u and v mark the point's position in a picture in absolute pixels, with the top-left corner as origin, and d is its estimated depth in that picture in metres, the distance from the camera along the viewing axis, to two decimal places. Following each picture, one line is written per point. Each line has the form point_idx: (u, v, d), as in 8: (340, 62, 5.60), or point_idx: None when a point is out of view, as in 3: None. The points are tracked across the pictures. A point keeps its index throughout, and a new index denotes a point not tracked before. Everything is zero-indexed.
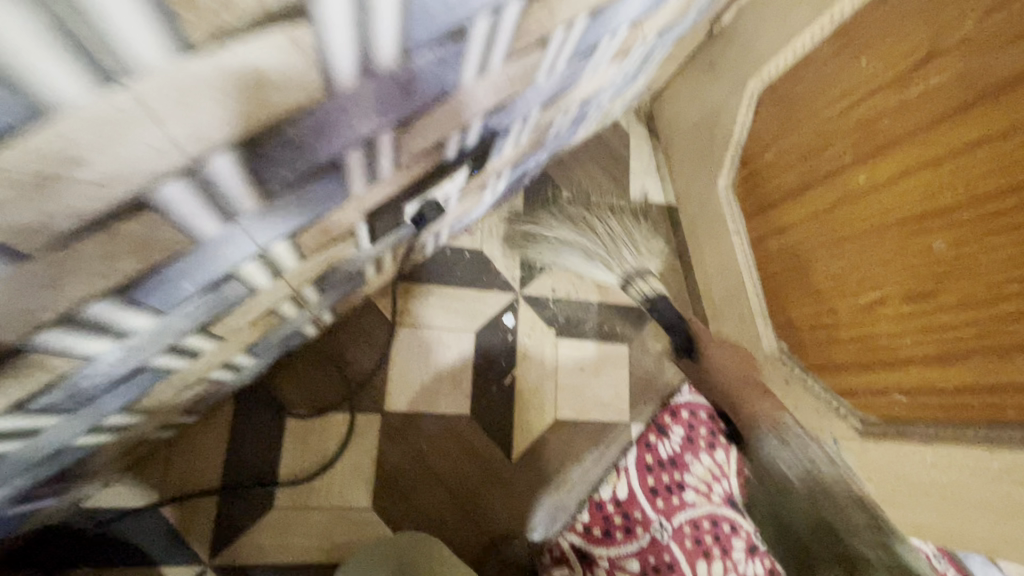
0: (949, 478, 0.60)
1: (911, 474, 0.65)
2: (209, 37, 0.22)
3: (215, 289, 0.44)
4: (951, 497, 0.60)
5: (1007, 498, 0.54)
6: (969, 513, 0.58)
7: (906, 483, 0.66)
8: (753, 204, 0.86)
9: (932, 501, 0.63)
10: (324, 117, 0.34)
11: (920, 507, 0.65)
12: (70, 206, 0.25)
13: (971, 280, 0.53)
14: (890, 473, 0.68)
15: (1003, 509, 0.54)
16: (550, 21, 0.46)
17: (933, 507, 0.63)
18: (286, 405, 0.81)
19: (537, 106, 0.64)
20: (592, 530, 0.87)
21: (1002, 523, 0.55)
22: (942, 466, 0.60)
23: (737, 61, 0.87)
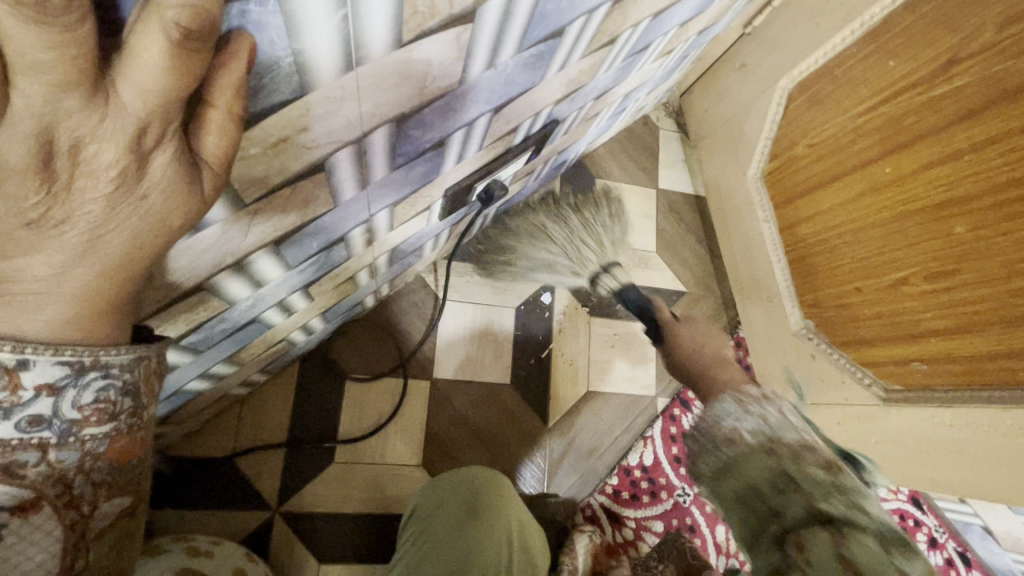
0: (963, 436, 0.67)
1: (927, 434, 0.72)
2: (414, 34, 0.29)
3: (328, 250, 0.51)
4: (964, 454, 0.67)
5: (1016, 451, 0.61)
6: (979, 467, 0.66)
7: (921, 445, 0.74)
8: (780, 194, 0.92)
9: (946, 458, 0.70)
10: (453, 100, 0.40)
11: (933, 466, 0.73)
12: (285, 164, 0.31)
13: (989, 261, 0.61)
14: (908, 436, 0.75)
15: (1013, 460, 0.62)
16: (622, 23, 0.52)
17: (944, 464, 0.71)
18: (345, 369, 0.88)
19: (592, 98, 0.71)
20: (621, 492, 0.94)
21: (1012, 474, 0.62)
22: (957, 425, 0.68)
23: (767, 61, 0.94)
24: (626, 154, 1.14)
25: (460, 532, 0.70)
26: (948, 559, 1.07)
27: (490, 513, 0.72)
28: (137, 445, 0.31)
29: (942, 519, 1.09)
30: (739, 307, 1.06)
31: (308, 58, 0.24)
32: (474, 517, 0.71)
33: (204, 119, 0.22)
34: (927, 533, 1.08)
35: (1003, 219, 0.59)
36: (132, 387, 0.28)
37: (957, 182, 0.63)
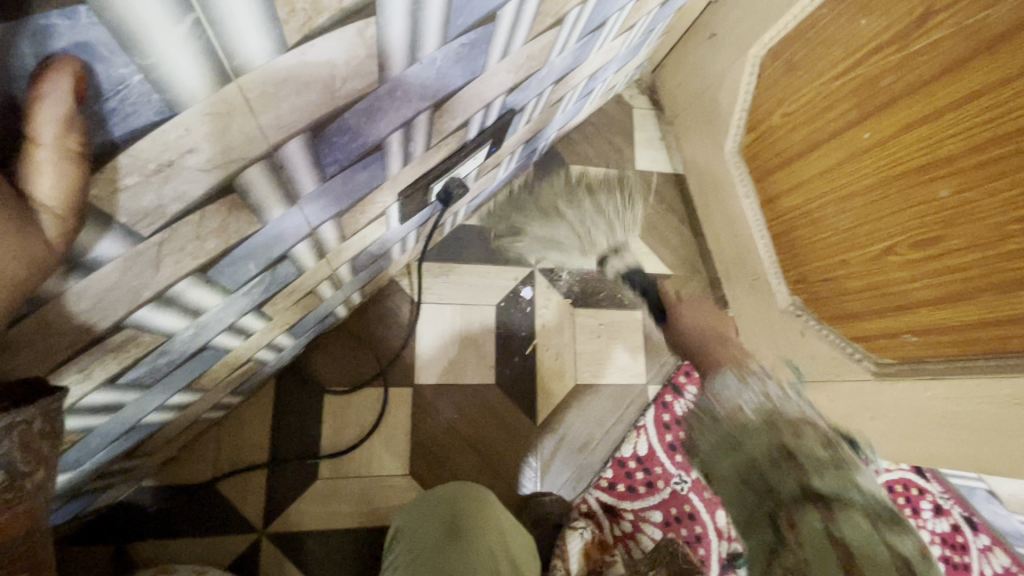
0: (961, 408, 0.65)
1: (923, 406, 0.69)
2: (301, 35, 0.26)
3: (272, 268, 0.48)
4: (962, 424, 0.65)
5: (1015, 420, 0.59)
6: (978, 438, 0.64)
7: (917, 418, 0.71)
8: (760, 167, 0.89)
9: (945, 430, 0.68)
10: (377, 102, 0.37)
11: (931, 438, 0.70)
12: (178, 190, 0.28)
13: (976, 220, 0.58)
14: (906, 408, 0.72)
15: (1012, 429, 0.59)
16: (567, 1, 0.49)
17: (943, 436, 0.68)
18: (323, 382, 0.85)
19: (549, 83, 0.67)
20: (617, 485, 0.92)
21: (1009, 442, 0.60)
22: (953, 394, 0.65)
23: (736, 29, 0.90)
24: (601, 136, 1.10)
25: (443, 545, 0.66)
26: (954, 525, 1.06)
27: (476, 526, 0.69)
28: (17, 520, 0.29)
29: (946, 487, 1.08)
30: (727, 286, 1.03)
31: (164, 75, 0.22)
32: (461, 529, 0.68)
33: (33, 160, 0.21)
34: (932, 501, 1.07)
35: (989, 177, 0.56)
36: (3, 460, 0.27)
37: (939, 141, 0.60)
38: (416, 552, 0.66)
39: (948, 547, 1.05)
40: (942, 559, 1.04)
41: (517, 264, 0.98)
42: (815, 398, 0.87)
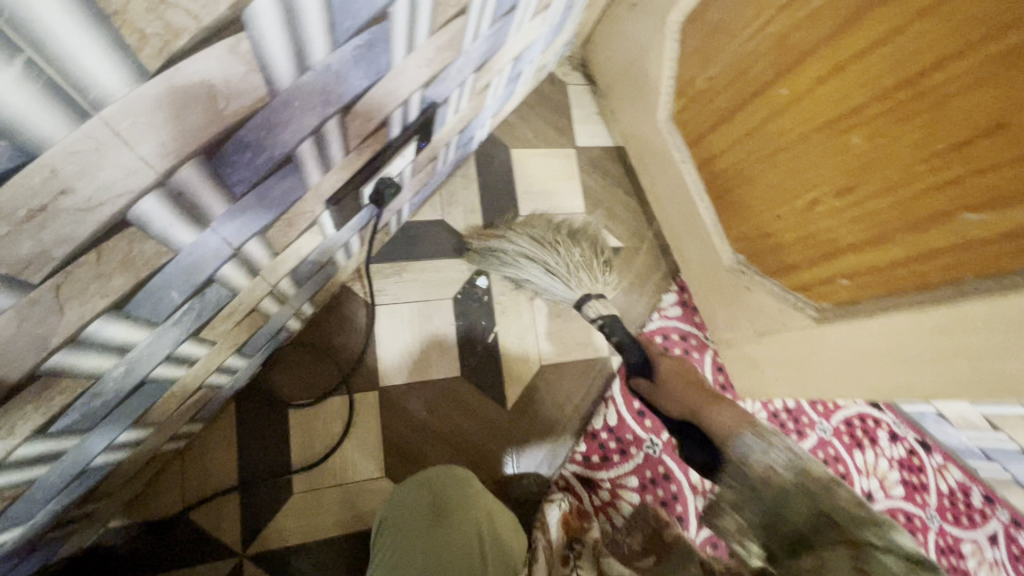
0: (892, 342, 0.67)
1: (859, 344, 0.72)
2: (162, 60, 0.25)
3: (200, 294, 0.47)
4: (893, 357, 0.68)
5: (940, 347, 0.61)
6: (909, 368, 0.66)
7: (855, 356, 0.73)
8: (693, 132, 0.91)
9: (877, 364, 0.70)
10: (272, 116, 0.36)
11: (868, 374, 0.72)
12: (62, 233, 0.27)
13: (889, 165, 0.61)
14: (845, 349, 0.74)
15: (937, 356, 0.62)
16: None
17: (876, 369, 0.71)
18: (285, 397, 0.84)
19: (470, 71, 0.66)
20: (591, 458, 0.95)
21: (936, 368, 0.63)
22: (878, 332, 0.68)
23: None
24: (539, 117, 1.09)
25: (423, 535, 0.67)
26: (909, 448, 1.13)
27: (453, 505, 0.70)
28: None
29: (899, 414, 1.15)
30: (677, 251, 1.06)
31: (11, 115, 0.21)
32: (447, 516, 0.69)
33: None
34: (887, 429, 1.14)
35: (896, 122, 0.58)
36: None
37: (848, 95, 0.62)
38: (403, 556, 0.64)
39: (906, 470, 1.12)
40: (902, 481, 1.11)
41: (470, 254, 0.98)
42: (765, 348, 0.89)
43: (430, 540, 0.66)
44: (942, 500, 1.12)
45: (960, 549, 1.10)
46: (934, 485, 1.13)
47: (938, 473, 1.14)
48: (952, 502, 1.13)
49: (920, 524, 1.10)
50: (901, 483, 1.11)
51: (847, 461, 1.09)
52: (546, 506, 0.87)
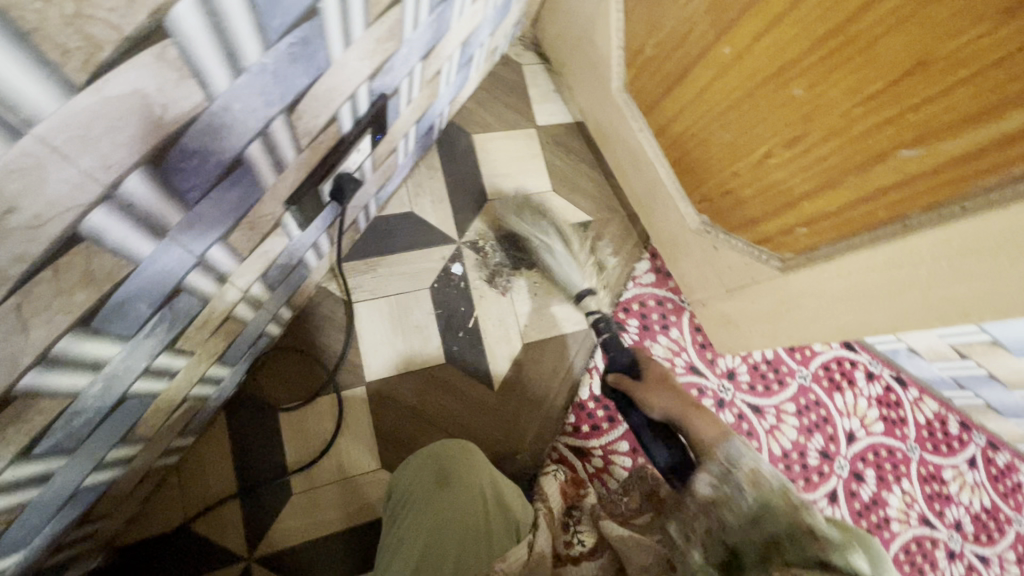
0: (852, 282, 0.70)
1: (822, 288, 0.75)
2: (88, 73, 0.26)
3: (168, 305, 0.47)
4: (853, 296, 0.71)
5: (895, 280, 0.64)
6: (870, 305, 0.69)
7: (819, 300, 0.76)
8: (647, 100, 0.92)
9: (840, 304, 0.73)
10: (214, 120, 0.37)
11: (834, 316, 0.75)
12: (14, 252, 0.28)
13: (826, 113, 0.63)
14: (810, 294, 0.77)
15: (893, 290, 0.65)
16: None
17: (840, 310, 0.74)
18: (273, 402, 0.85)
19: (417, 59, 0.67)
20: (581, 428, 0.97)
21: (893, 302, 0.66)
22: (840, 274, 0.71)
23: None
24: (498, 100, 1.10)
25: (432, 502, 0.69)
26: (886, 385, 1.18)
27: (460, 471, 0.72)
28: None
29: (874, 354, 1.19)
30: (645, 219, 1.08)
31: None
32: (449, 483, 0.71)
33: None
34: (864, 370, 1.18)
35: (826, 72, 0.61)
36: None
37: (782, 49, 0.65)
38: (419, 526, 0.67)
39: (884, 407, 1.16)
40: (881, 418, 1.16)
41: (442, 243, 0.99)
42: (737, 304, 0.92)
43: (433, 507, 0.68)
44: (921, 432, 1.17)
45: (941, 475, 1.16)
46: (912, 418, 1.17)
47: (915, 406, 1.18)
48: (932, 433, 1.18)
49: (902, 456, 1.14)
50: (881, 419, 1.15)
51: (827, 405, 1.13)
52: (541, 479, 0.88)
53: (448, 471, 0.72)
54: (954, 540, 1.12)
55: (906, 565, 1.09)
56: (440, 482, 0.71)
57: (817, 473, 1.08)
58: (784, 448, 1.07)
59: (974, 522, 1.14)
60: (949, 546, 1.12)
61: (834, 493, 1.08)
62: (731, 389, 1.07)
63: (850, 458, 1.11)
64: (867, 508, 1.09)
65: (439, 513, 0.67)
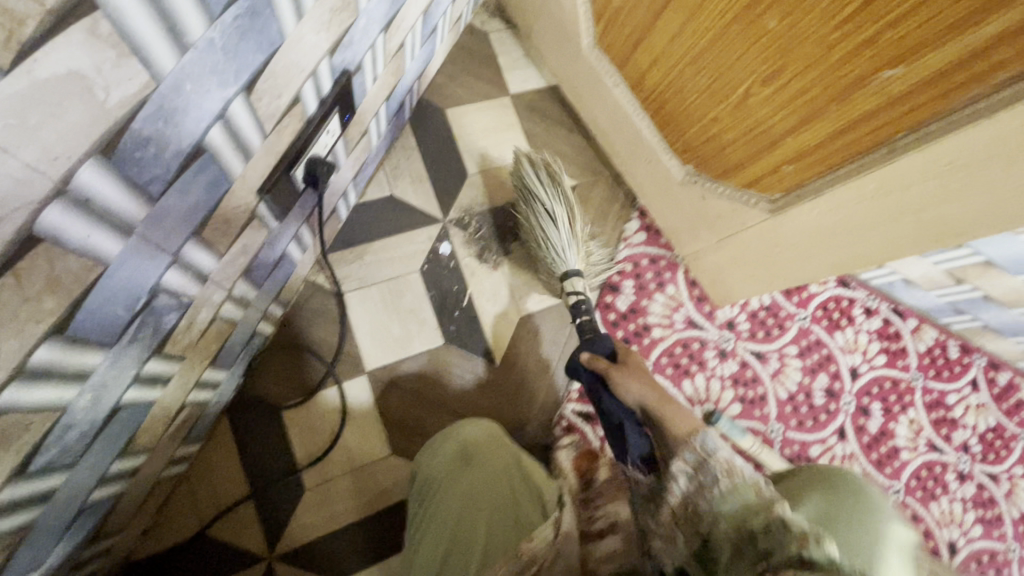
0: (843, 214, 0.69)
1: (814, 225, 0.74)
2: (14, 53, 0.24)
3: (149, 308, 0.46)
4: (846, 228, 0.70)
5: (886, 207, 0.64)
6: (864, 235, 0.68)
7: (813, 237, 0.75)
8: (620, 54, 0.90)
9: (834, 239, 0.72)
10: (167, 104, 0.35)
11: (829, 251, 0.74)
12: None
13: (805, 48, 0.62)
14: (803, 233, 0.76)
15: (885, 217, 0.64)
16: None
17: (834, 245, 0.73)
18: (275, 401, 0.84)
19: (377, 31, 0.64)
20: (587, 393, 0.96)
21: (887, 229, 0.65)
22: (832, 208, 0.70)
23: None
24: (468, 71, 1.07)
25: (459, 480, 0.69)
26: (884, 318, 1.18)
27: (485, 449, 0.72)
28: None
29: (870, 288, 1.19)
30: (630, 178, 1.06)
31: None
32: (475, 462, 0.70)
33: None
34: (862, 305, 1.18)
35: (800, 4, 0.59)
36: None
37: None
38: (452, 506, 0.66)
39: (885, 340, 1.17)
40: (882, 351, 1.16)
41: (427, 223, 0.97)
42: (731, 252, 0.91)
43: (457, 486, 0.68)
44: (922, 360, 1.18)
45: (945, 401, 1.17)
46: (913, 348, 1.18)
47: (915, 336, 1.19)
48: (933, 360, 1.19)
49: (906, 386, 1.16)
50: (882, 353, 1.16)
51: (829, 343, 1.13)
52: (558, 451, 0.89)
53: (472, 449, 0.71)
54: (963, 462, 1.14)
55: (918, 491, 1.11)
56: (460, 463, 0.71)
57: (824, 412, 1.09)
58: (790, 391, 1.08)
59: (981, 443, 1.16)
60: (959, 468, 1.14)
61: (842, 430, 1.09)
62: (732, 339, 1.07)
63: (855, 393, 1.12)
64: (876, 441, 1.11)
65: (469, 490, 0.67)
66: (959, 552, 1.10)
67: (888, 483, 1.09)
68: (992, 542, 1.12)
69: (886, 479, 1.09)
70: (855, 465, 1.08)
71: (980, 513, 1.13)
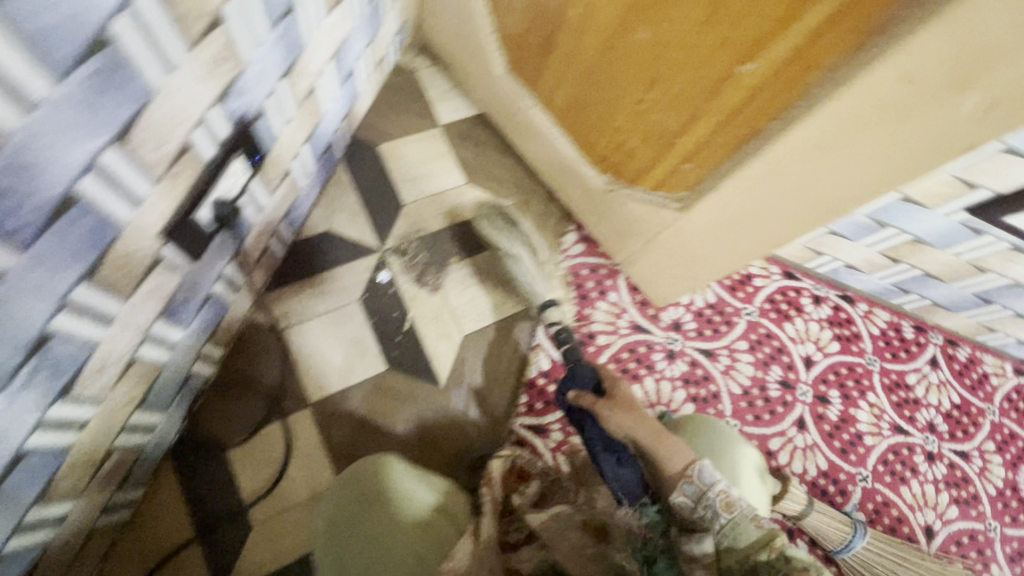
0: (742, 200, 0.71)
1: (720, 214, 0.76)
2: None
3: (41, 352, 0.48)
4: (748, 213, 0.72)
5: (775, 187, 0.66)
6: (765, 218, 0.70)
7: (722, 226, 0.77)
8: (529, 77, 0.94)
9: (740, 225, 0.74)
10: (20, 159, 0.38)
11: (738, 238, 0.76)
12: None
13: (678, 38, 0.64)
14: (713, 224, 0.78)
15: (778, 197, 0.67)
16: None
17: (742, 231, 0.75)
18: (219, 440, 0.85)
19: (275, 79, 0.68)
20: (535, 406, 0.98)
21: (782, 208, 0.67)
22: (743, 193, 0.70)
23: None
24: (397, 107, 1.11)
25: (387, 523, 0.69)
26: (834, 306, 1.19)
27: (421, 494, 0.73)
28: None
29: (816, 277, 1.21)
30: (562, 195, 1.09)
31: None
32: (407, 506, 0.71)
33: None
34: (809, 295, 1.19)
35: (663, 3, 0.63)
36: None
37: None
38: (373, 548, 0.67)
39: (837, 327, 1.18)
40: (836, 338, 1.17)
41: (364, 254, 1.00)
42: (658, 254, 0.94)
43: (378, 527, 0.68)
44: (877, 343, 1.18)
45: (905, 382, 1.17)
46: (866, 332, 1.19)
47: (867, 320, 1.20)
48: (889, 342, 1.19)
49: (864, 371, 1.16)
50: (836, 339, 1.16)
51: (779, 335, 1.14)
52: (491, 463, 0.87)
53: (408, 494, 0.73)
54: (931, 443, 1.13)
55: (886, 476, 1.09)
56: (430, 485, 0.75)
57: (780, 404, 1.09)
58: (743, 385, 1.08)
59: (946, 421, 1.16)
60: (927, 449, 1.13)
61: (801, 420, 1.09)
62: (680, 339, 1.08)
63: (812, 382, 1.12)
64: (837, 429, 1.10)
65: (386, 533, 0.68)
66: (936, 535, 1.08)
67: (854, 470, 1.08)
68: (970, 522, 1.10)
69: (851, 467, 1.08)
70: (818, 455, 1.08)
71: (955, 494, 1.11)
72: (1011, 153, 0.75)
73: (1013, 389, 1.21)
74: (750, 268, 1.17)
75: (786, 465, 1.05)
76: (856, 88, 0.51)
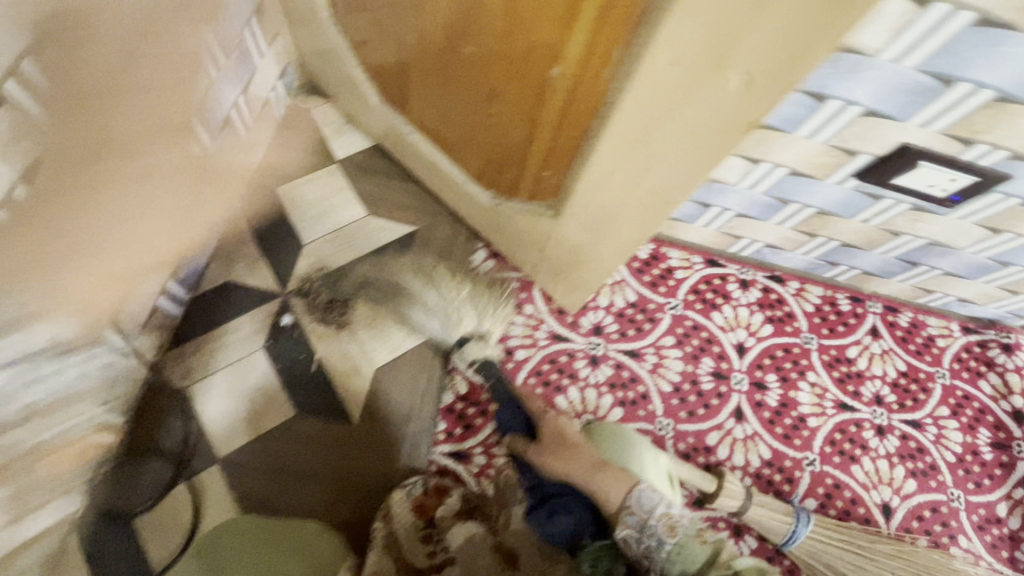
0: (593, 193, 0.69)
1: (583, 209, 0.73)
2: None
3: None
4: (604, 206, 0.69)
5: (615, 176, 0.63)
6: (619, 210, 0.67)
7: (589, 223, 0.74)
8: (400, 103, 0.93)
9: (602, 220, 0.72)
10: None
11: (606, 234, 0.74)
12: None
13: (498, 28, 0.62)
14: (581, 221, 0.76)
15: (621, 185, 0.64)
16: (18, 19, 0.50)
17: (606, 227, 0.72)
18: (122, 511, 0.84)
19: (107, 146, 0.67)
20: (454, 431, 0.96)
21: (630, 196, 0.64)
22: (597, 188, 0.67)
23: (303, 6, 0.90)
24: (290, 148, 1.11)
25: None
26: (763, 288, 1.17)
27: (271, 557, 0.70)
28: None
29: (741, 261, 1.18)
30: (464, 216, 1.08)
31: None
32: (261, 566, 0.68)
33: None
34: (735, 280, 1.16)
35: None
36: None
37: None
38: None
39: (768, 309, 1.15)
40: (767, 321, 1.14)
41: (264, 300, 0.99)
42: (553, 262, 0.92)
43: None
44: (812, 320, 1.15)
45: (845, 356, 1.13)
46: (799, 310, 1.16)
47: (799, 298, 1.17)
48: (824, 318, 1.16)
49: (800, 350, 1.12)
50: (767, 322, 1.14)
51: (707, 325, 1.11)
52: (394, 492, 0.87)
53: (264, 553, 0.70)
54: (879, 416, 1.10)
55: (835, 457, 1.06)
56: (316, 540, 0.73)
57: (715, 396, 1.06)
58: (673, 382, 1.06)
59: (894, 391, 1.12)
60: (875, 423, 1.09)
61: (739, 411, 1.06)
62: (602, 343, 1.06)
63: (746, 369, 1.09)
64: (778, 414, 1.07)
65: None
66: (895, 513, 1.03)
67: (799, 455, 1.05)
68: (931, 494, 1.05)
69: (797, 453, 1.05)
70: (760, 444, 1.04)
71: (910, 466, 1.07)
72: (874, 115, 0.73)
73: (961, 349, 1.18)
74: (670, 261, 1.15)
75: (726, 459, 1.02)
76: (646, 68, 0.50)
